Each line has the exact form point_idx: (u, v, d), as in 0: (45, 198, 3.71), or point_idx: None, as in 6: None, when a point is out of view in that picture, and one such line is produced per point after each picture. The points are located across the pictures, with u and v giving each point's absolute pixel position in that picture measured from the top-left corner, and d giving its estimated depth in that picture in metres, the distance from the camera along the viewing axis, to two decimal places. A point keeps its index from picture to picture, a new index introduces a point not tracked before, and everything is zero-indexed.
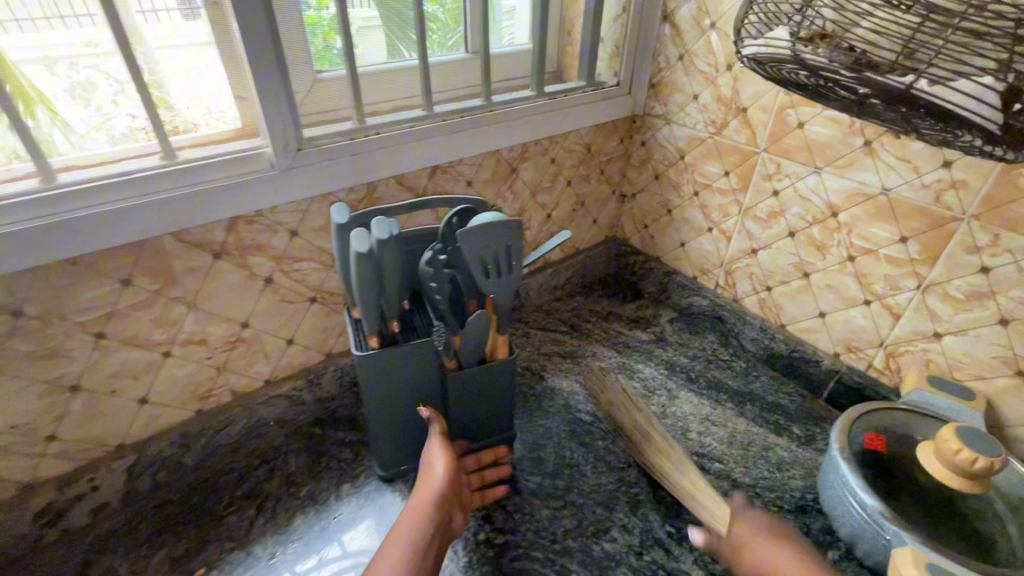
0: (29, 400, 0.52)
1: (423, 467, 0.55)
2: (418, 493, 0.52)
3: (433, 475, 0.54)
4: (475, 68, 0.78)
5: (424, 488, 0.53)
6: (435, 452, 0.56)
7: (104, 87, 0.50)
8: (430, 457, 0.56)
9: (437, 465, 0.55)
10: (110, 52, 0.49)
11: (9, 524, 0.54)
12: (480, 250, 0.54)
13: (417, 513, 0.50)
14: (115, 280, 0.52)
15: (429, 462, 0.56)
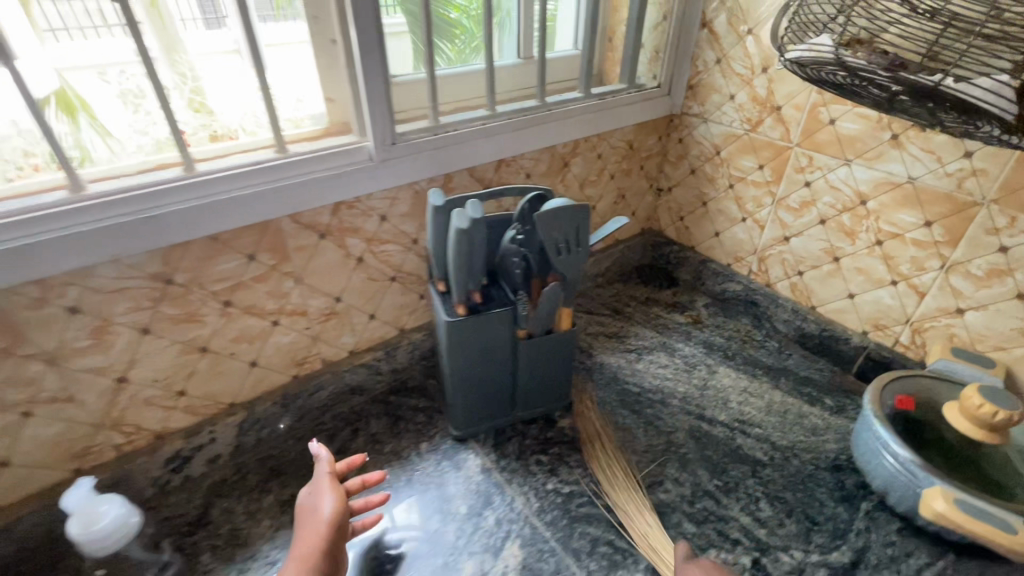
0: (170, 357, 0.60)
1: (305, 507, 0.56)
2: (305, 536, 0.52)
3: (313, 515, 0.54)
4: (530, 72, 0.86)
5: (308, 529, 0.53)
6: (315, 491, 0.56)
7: (152, 94, 0.54)
8: (314, 496, 0.56)
9: (316, 503, 0.55)
10: (158, 59, 0.54)
11: (146, 467, 0.63)
12: (555, 231, 0.62)
13: (301, 556, 0.50)
14: (244, 255, 0.60)
15: (303, 505, 0.56)
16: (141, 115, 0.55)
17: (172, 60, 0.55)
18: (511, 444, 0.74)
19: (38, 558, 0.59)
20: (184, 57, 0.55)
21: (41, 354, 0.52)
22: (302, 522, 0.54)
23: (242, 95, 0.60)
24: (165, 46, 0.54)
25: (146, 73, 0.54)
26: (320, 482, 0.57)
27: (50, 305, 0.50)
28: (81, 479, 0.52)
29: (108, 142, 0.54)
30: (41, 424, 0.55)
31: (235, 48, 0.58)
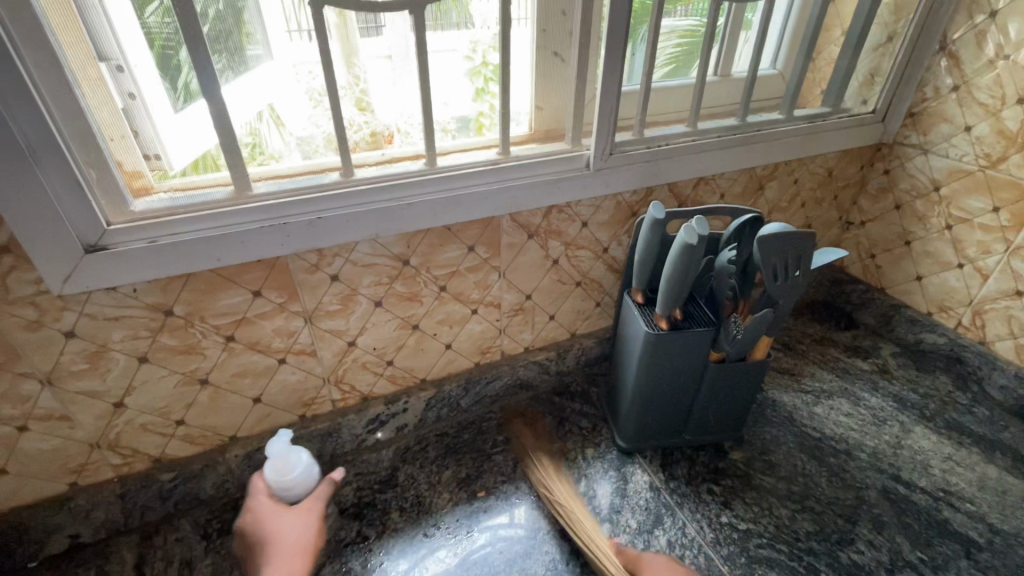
0: (390, 329, 0.67)
1: (288, 528, 0.60)
2: (285, 558, 0.59)
3: (298, 544, 0.60)
4: (738, 90, 0.84)
5: (292, 555, 0.59)
6: (302, 513, 0.61)
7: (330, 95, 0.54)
8: (297, 519, 0.61)
9: (301, 528, 0.60)
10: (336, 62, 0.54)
11: (352, 424, 0.70)
12: (775, 260, 0.59)
13: None
14: (466, 246, 0.65)
15: (284, 526, 0.60)
16: (318, 111, 0.56)
17: (347, 63, 0.54)
18: (680, 466, 0.72)
19: None
20: (359, 64, 0.55)
21: (304, 313, 0.60)
22: (285, 544, 0.60)
23: (407, 102, 0.59)
24: (343, 54, 0.54)
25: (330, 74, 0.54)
26: (311, 505, 0.62)
27: (320, 272, 0.58)
28: (283, 430, 0.61)
29: (282, 132, 0.55)
30: (288, 372, 0.64)
31: (387, 54, 0.56)
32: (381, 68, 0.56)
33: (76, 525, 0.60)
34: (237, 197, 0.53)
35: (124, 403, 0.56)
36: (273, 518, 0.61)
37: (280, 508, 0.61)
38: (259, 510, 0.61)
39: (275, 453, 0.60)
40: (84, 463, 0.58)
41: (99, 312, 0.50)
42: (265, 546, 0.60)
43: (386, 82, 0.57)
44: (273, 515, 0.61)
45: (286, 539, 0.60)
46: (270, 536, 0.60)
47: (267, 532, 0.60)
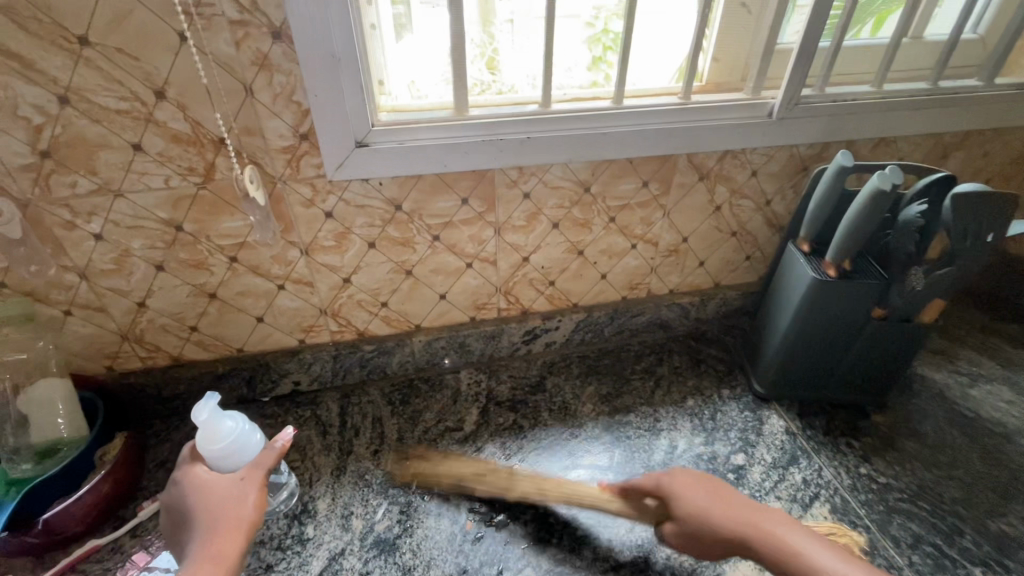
0: (560, 250, 0.74)
1: (219, 498, 0.52)
2: (215, 535, 0.50)
3: (234, 517, 0.51)
4: (938, 52, 0.79)
5: (226, 530, 0.50)
6: (240, 482, 0.53)
7: (467, 51, 0.62)
8: (235, 488, 0.52)
9: (237, 498, 0.52)
10: (473, 22, 0.61)
11: (511, 332, 0.80)
12: (970, 216, 0.59)
13: (217, 559, 0.48)
14: (641, 180, 0.70)
15: (215, 497, 0.52)
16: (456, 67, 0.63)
17: (484, 23, 0.61)
18: (817, 418, 0.74)
19: (434, 371, 0.80)
20: (494, 24, 0.61)
21: (496, 224, 0.69)
22: (213, 518, 0.50)
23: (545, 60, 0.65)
24: (480, 13, 0.60)
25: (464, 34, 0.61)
26: (251, 474, 0.54)
27: (517, 188, 0.67)
28: (212, 391, 0.53)
29: (415, 88, 0.64)
30: (471, 275, 0.74)
31: (510, 18, 0.61)
32: (506, 32, 0.62)
33: (299, 374, 0.75)
34: (459, 115, 0.62)
35: (351, 279, 0.69)
36: (206, 484, 0.53)
37: (214, 475, 0.53)
38: (188, 479, 0.53)
39: (201, 421, 0.53)
40: (313, 325, 0.73)
41: (353, 199, 0.62)
42: (193, 517, 0.51)
43: (509, 45, 0.63)
44: (205, 482, 0.53)
45: (215, 511, 0.51)
46: (200, 509, 0.51)
47: (191, 505, 0.51)
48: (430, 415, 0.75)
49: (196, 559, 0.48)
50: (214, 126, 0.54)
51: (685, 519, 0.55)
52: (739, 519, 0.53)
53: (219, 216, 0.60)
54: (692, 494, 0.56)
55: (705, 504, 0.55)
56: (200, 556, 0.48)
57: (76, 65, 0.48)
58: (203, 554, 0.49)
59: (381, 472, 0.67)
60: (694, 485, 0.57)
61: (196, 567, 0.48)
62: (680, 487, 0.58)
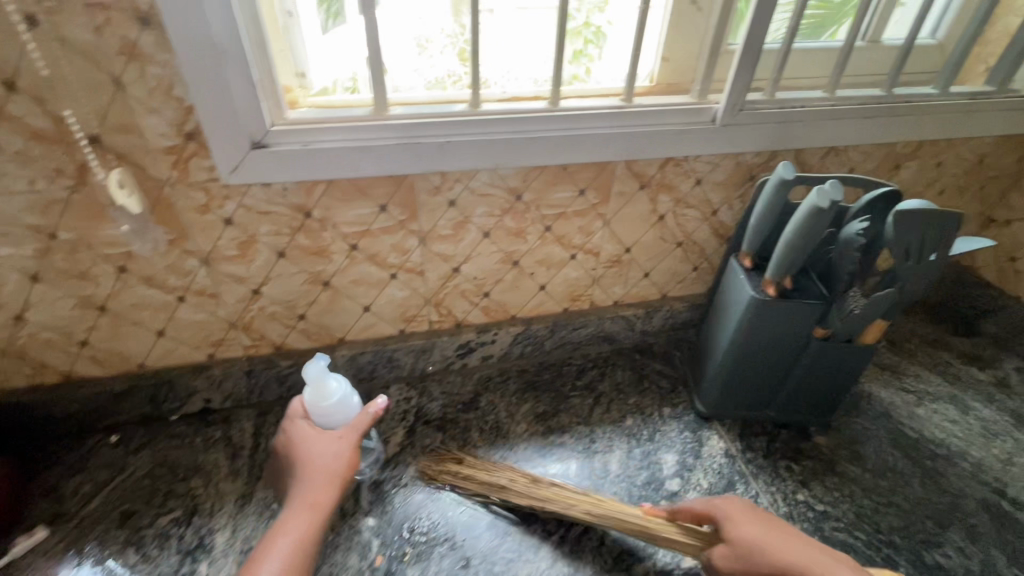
0: (493, 261, 0.70)
1: (321, 453, 0.55)
2: (313, 485, 0.54)
3: (329, 471, 0.54)
4: (889, 59, 0.77)
5: (322, 483, 0.54)
6: (336, 440, 0.56)
7: (437, 42, 0.57)
8: (332, 444, 0.56)
9: (334, 455, 0.55)
10: (445, 10, 0.56)
11: (443, 346, 0.75)
12: (909, 237, 0.56)
13: (310, 508, 0.52)
14: (577, 188, 0.66)
15: (318, 451, 0.55)
16: (424, 58, 0.58)
17: (456, 11, 0.56)
18: (758, 440, 0.71)
19: (361, 387, 0.75)
20: (467, 13, 0.57)
21: (420, 233, 0.64)
22: (315, 469, 0.55)
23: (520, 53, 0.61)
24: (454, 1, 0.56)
25: (436, 22, 0.56)
26: (347, 433, 0.57)
27: (440, 195, 0.62)
28: (319, 353, 0.57)
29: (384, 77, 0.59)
30: (397, 287, 0.69)
31: (490, 8, 0.57)
32: (484, 22, 0.58)
33: (209, 391, 0.70)
34: (376, 114, 0.57)
35: (261, 291, 0.64)
36: (310, 437, 0.57)
37: (314, 430, 0.57)
38: (295, 433, 0.57)
39: (310, 379, 0.56)
40: (222, 339, 0.67)
41: (254, 206, 0.56)
42: (297, 468, 0.55)
43: (487, 38, 0.59)
44: (307, 435, 0.57)
45: (315, 463, 0.55)
46: (302, 459, 0.55)
47: (300, 454, 0.56)
48: None
49: (297, 505, 0.53)
50: (79, 123, 0.48)
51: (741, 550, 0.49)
52: (794, 561, 0.46)
53: (98, 223, 0.54)
54: (748, 529, 0.50)
55: (762, 538, 0.49)
56: (298, 503, 0.53)
57: None
58: (300, 502, 0.53)
59: None
60: (749, 518, 0.51)
61: (295, 513, 0.52)
62: (736, 516, 0.52)
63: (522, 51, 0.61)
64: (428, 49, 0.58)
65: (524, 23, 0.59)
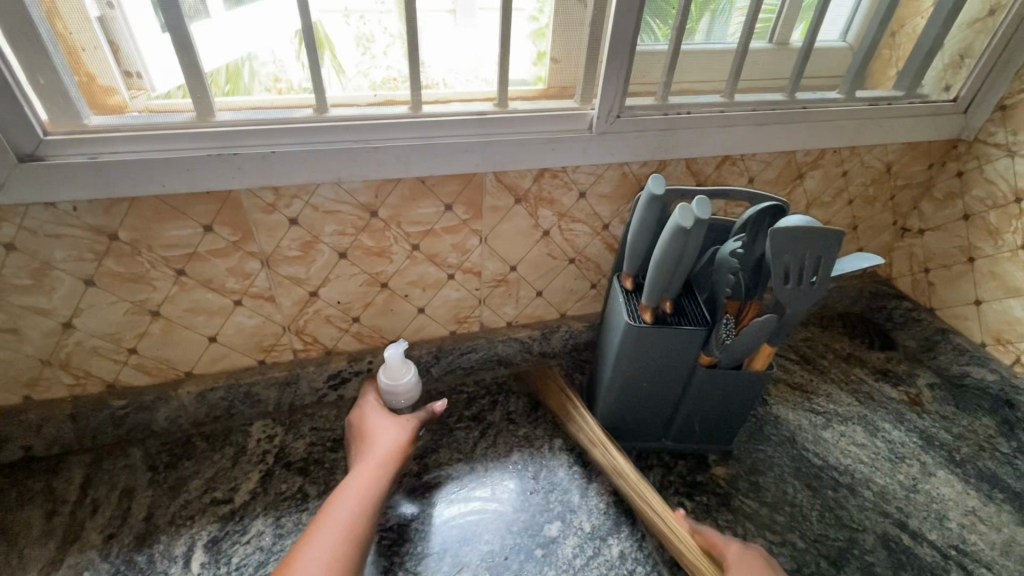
0: (356, 284, 0.63)
1: (382, 430, 0.57)
2: (373, 456, 0.55)
3: (392, 447, 0.56)
4: (790, 60, 0.72)
5: (384, 457, 0.55)
6: (402, 424, 0.59)
7: (380, 40, 0.52)
8: (396, 425, 0.58)
9: (398, 435, 0.57)
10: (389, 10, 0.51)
11: (310, 377, 0.67)
12: (785, 257, 0.50)
13: (370, 478, 0.53)
14: (442, 203, 0.59)
15: (381, 430, 0.57)
16: (367, 58, 0.53)
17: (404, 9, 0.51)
18: (652, 473, 0.65)
19: (218, 425, 0.67)
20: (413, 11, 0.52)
21: (260, 255, 0.57)
22: (380, 444, 0.56)
23: (470, 54, 0.56)
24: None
25: (379, 21, 0.51)
26: (410, 421, 0.60)
27: (277, 213, 0.54)
28: (399, 339, 0.59)
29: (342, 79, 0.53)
30: (244, 314, 0.61)
31: (450, 8, 0.53)
32: (442, 23, 0.54)
33: (29, 438, 0.61)
34: (195, 122, 0.49)
35: (72, 324, 0.55)
36: (377, 416, 0.59)
37: (380, 410, 0.60)
38: (363, 411, 0.60)
39: (388, 361, 0.58)
40: (35, 379, 0.58)
41: (39, 228, 0.48)
42: (360, 444, 0.57)
43: (445, 38, 0.55)
44: (372, 415, 0.59)
45: (379, 438, 0.57)
46: (368, 433, 0.57)
47: (366, 430, 0.58)
48: (197, 482, 0.62)
49: (358, 472, 0.53)
50: None
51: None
52: None
53: None
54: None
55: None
56: (359, 471, 0.53)
57: None
58: (361, 470, 0.53)
59: (107, 566, 0.54)
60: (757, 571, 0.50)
61: (358, 477, 0.52)
62: None
63: (472, 53, 0.56)
64: (371, 48, 0.52)
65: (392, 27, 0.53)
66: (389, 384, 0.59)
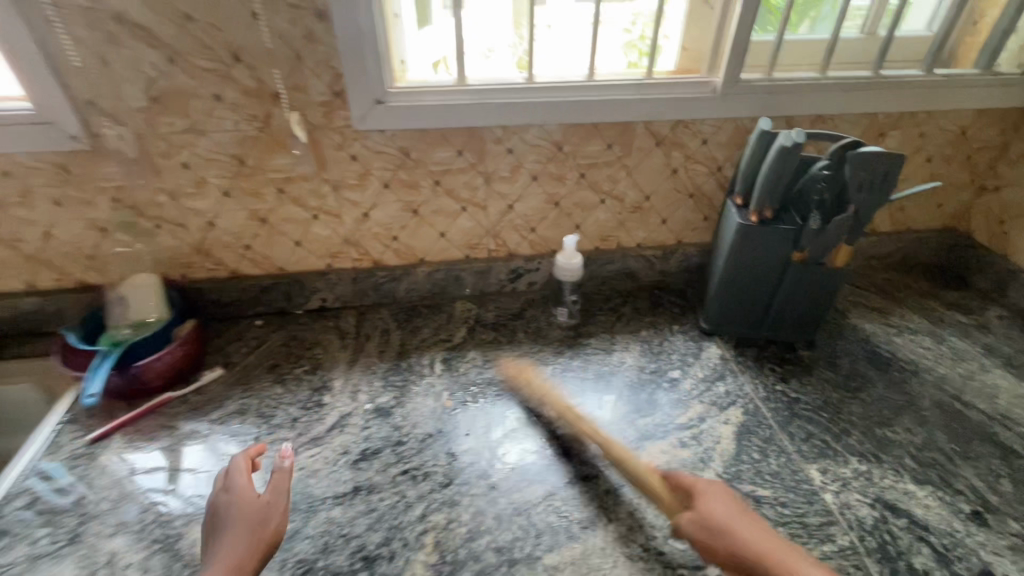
0: (539, 201, 0.91)
1: (252, 510, 0.60)
2: (243, 541, 0.57)
3: (259, 529, 0.58)
4: (874, 46, 0.92)
5: (246, 539, 0.57)
6: (267, 503, 0.61)
7: (499, 51, 0.81)
8: (263, 506, 0.61)
9: (265, 516, 0.60)
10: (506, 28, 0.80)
11: (498, 269, 0.96)
12: (859, 173, 0.71)
13: (233, 566, 0.55)
14: (605, 143, 0.86)
15: (247, 513, 0.59)
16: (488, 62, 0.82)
17: (516, 26, 0.80)
18: (750, 350, 0.87)
19: (434, 299, 0.98)
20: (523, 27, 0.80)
21: (486, 174, 0.86)
22: (244, 529, 0.58)
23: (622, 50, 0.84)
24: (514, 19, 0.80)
25: (500, 39, 0.81)
26: (274, 497, 0.62)
27: (502, 144, 0.83)
28: (574, 234, 0.86)
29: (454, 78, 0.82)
30: (466, 218, 0.91)
31: (548, 25, 0.80)
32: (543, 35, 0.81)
33: (326, 293, 0.94)
34: (457, 84, 0.79)
35: (369, 214, 0.88)
36: (241, 499, 0.61)
37: (246, 492, 0.62)
38: (229, 493, 0.61)
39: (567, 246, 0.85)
40: (338, 252, 0.91)
41: (373, 146, 0.80)
42: (222, 529, 0.58)
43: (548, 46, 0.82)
44: (235, 497, 0.61)
45: (243, 521, 0.59)
46: (229, 518, 0.59)
47: (229, 516, 0.59)
48: (428, 330, 0.92)
49: (217, 566, 0.54)
50: (271, 83, 0.72)
51: (707, 524, 0.58)
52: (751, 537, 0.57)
53: (271, 154, 0.79)
54: (722, 508, 0.59)
55: (729, 517, 0.58)
56: (221, 560, 0.55)
57: (179, 35, 0.68)
58: (223, 558, 0.55)
59: (385, 365, 0.85)
60: (719, 499, 0.60)
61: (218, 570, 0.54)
62: (712, 495, 0.60)
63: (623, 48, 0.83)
64: (493, 55, 0.82)
65: (573, 31, 0.81)
66: (564, 264, 0.86)
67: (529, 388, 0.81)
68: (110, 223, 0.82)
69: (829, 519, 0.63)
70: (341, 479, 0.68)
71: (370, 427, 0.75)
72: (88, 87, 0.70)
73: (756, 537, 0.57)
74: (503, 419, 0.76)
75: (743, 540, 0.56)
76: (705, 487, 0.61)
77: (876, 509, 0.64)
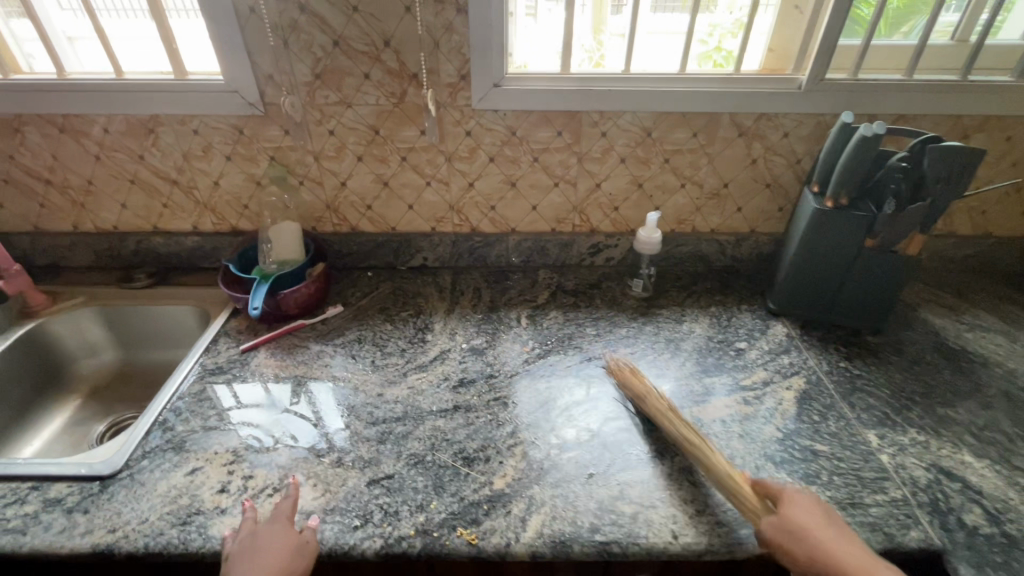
0: (624, 182, 1.00)
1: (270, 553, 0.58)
2: None
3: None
4: (962, 52, 0.93)
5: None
6: (285, 551, 0.59)
7: (579, 53, 0.91)
8: (281, 556, 0.58)
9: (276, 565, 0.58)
10: (588, 32, 0.90)
11: (580, 242, 1.07)
12: (937, 164, 0.75)
13: None
14: (690, 132, 0.94)
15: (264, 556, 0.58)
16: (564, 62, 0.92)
17: (596, 31, 0.90)
18: (816, 331, 0.93)
19: (520, 266, 1.10)
20: (603, 33, 0.90)
21: (580, 154, 0.97)
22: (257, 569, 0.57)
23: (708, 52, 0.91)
24: (595, 24, 0.89)
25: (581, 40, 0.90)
26: (294, 548, 0.60)
27: (597, 128, 0.94)
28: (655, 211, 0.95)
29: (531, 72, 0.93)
30: (557, 193, 1.02)
31: (622, 33, 0.89)
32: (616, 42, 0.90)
33: (428, 252, 1.08)
34: (562, 73, 0.90)
35: (473, 185, 1.00)
36: (264, 540, 0.60)
37: (272, 536, 0.60)
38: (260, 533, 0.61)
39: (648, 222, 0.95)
40: (443, 216, 1.05)
41: (486, 124, 0.93)
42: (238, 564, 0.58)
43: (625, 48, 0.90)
44: (262, 537, 0.60)
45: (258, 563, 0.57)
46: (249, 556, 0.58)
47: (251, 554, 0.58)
48: (514, 291, 1.04)
49: None
50: (411, 65, 0.87)
51: (794, 530, 0.57)
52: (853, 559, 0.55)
53: (401, 126, 0.93)
54: (809, 517, 0.58)
55: (817, 524, 0.57)
56: None
57: (345, 23, 0.83)
58: None
59: (477, 315, 0.98)
60: (810, 512, 0.59)
61: None
62: (801, 506, 0.59)
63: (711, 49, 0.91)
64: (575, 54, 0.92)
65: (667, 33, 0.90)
66: (644, 238, 0.95)
67: (605, 345, 0.91)
68: (265, 178, 1.00)
69: (883, 474, 0.68)
70: (444, 398, 0.81)
71: (467, 361, 0.87)
72: (271, 64, 0.87)
73: (844, 553, 0.55)
74: (581, 367, 0.86)
75: (825, 553, 0.55)
76: (794, 495, 0.61)
77: (930, 472, 0.68)
